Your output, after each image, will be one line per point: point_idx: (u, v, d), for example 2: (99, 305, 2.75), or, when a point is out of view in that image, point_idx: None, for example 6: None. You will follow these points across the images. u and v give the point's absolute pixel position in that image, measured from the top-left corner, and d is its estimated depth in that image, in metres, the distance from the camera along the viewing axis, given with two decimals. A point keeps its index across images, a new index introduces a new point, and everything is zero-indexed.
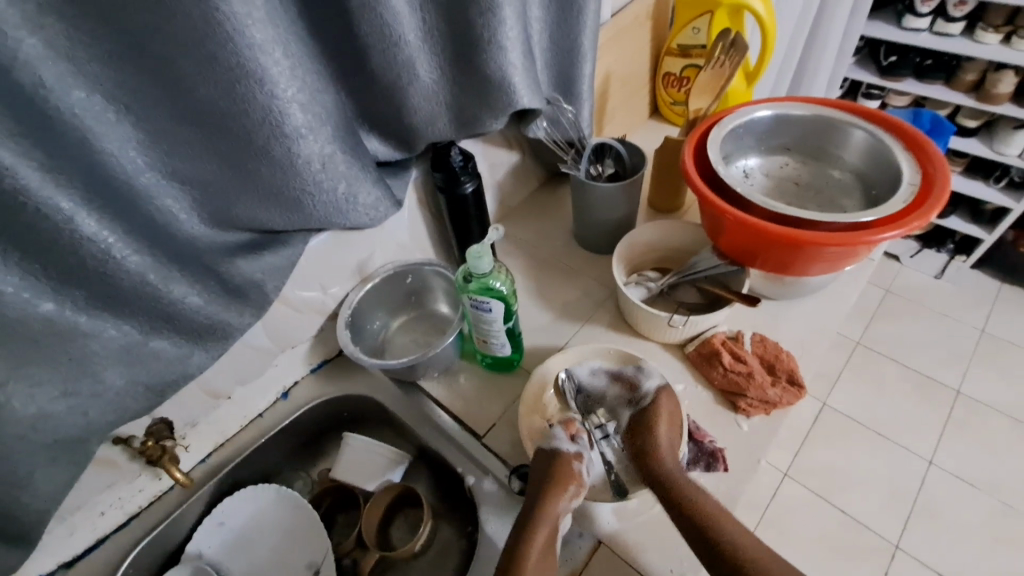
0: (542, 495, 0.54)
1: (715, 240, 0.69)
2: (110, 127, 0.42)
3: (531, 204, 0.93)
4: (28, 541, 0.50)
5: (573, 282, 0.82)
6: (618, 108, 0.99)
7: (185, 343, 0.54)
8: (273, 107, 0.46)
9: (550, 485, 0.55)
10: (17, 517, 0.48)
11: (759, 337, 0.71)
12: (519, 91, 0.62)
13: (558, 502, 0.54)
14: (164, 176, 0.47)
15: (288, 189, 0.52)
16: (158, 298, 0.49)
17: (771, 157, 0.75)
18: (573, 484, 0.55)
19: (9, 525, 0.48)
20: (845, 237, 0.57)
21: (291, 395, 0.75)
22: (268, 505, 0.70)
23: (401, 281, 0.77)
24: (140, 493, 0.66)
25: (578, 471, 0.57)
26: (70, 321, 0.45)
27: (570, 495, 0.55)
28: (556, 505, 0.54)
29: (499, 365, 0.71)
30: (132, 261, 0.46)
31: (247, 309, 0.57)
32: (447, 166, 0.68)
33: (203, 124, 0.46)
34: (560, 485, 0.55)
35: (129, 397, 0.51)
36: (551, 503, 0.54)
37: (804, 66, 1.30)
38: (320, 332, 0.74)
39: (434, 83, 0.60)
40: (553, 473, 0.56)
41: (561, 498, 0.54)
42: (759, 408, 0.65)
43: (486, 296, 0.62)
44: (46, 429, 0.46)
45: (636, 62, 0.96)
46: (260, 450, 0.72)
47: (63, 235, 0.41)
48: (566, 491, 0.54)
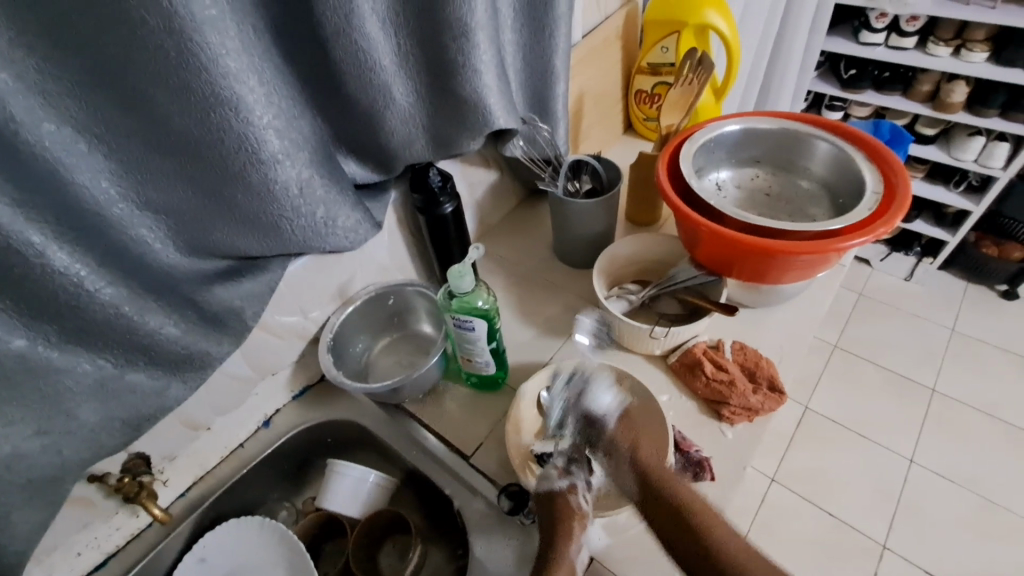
0: (554, 540, 0.54)
1: (691, 251, 0.71)
2: (81, 158, 0.42)
3: (510, 221, 0.94)
4: None
5: (555, 297, 0.83)
6: (593, 125, 1.01)
7: (162, 374, 0.52)
8: (249, 135, 0.46)
9: (562, 520, 0.55)
10: None
11: (739, 345, 0.72)
12: (495, 111, 0.63)
13: (572, 540, 0.55)
14: (138, 206, 0.47)
15: (266, 215, 0.52)
16: (134, 329, 0.48)
17: (741, 169, 0.77)
18: (582, 517, 0.56)
19: None
20: (812, 246, 0.59)
21: (272, 423, 0.74)
22: (250, 540, 0.67)
23: (383, 303, 0.77)
24: (117, 532, 0.63)
25: (578, 505, 0.56)
26: (42, 356, 0.43)
27: (579, 531, 0.55)
28: (571, 544, 0.54)
29: (484, 383, 0.71)
30: (107, 293, 0.45)
31: (225, 337, 0.56)
32: (426, 186, 0.69)
33: (180, 154, 0.45)
34: (567, 524, 0.55)
35: (106, 433, 0.49)
36: (565, 539, 0.54)
37: (769, 80, 1.35)
38: (301, 356, 0.73)
39: (411, 106, 0.61)
40: (558, 510, 0.56)
41: (576, 532, 0.55)
42: (742, 415, 0.66)
43: (469, 315, 0.62)
44: (22, 469, 0.44)
45: (608, 80, 0.99)
46: (242, 481, 0.70)
47: (33, 269, 0.40)
48: (573, 530, 0.55)
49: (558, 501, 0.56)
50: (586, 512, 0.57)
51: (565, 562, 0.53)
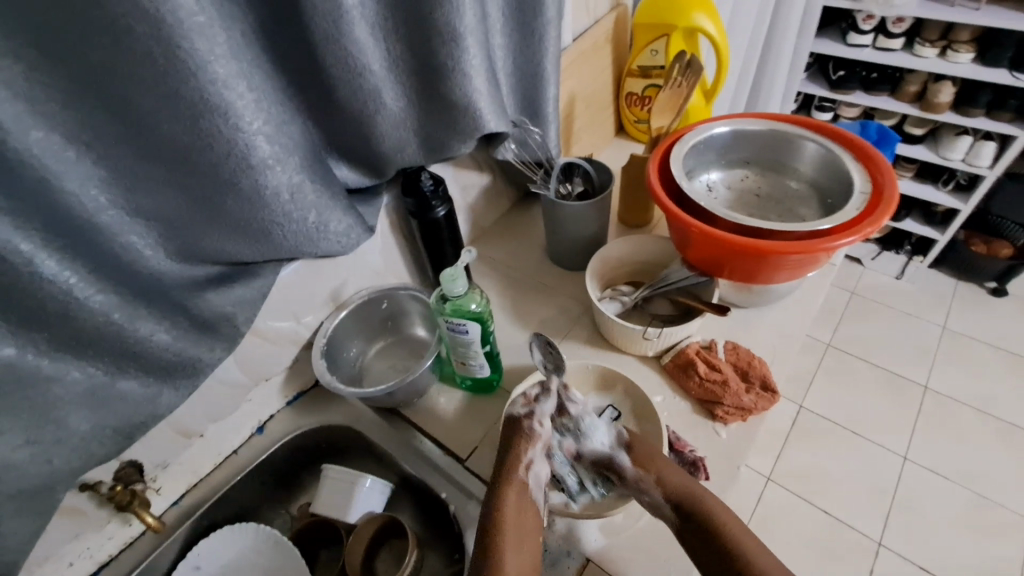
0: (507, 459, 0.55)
1: (683, 252, 0.71)
2: (69, 166, 0.42)
3: (504, 225, 0.94)
4: None
5: (549, 299, 0.83)
6: (585, 128, 1.01)
7: (154, 382, 0.52)
8: (239, 141, 0.46)
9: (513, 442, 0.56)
10: None
11: (732, 345, 0.72)
12: (486, 115, 0.63)
13: (521, 455, 0.56)
14: (128, 213, 0.47)
15: (257, 221, 0.52)
16: (125, 336, 0.48)
17: (731, 171, 0.78)
18: (533, 438, 0.57)
19: None
20: (801, 246, 0.59)
21: (266, 429, 0.73)
22: (246, 547, 0.67)
23: (377, 307, 0.77)
24: (108, 541, 0.62)
25: (530, 428, 0.57)
26: (31, 365, 0.43)
27: (528, 448, 0.56)
28: (520, 461, 0.55)
29: (478, 387, 0.71)
30: (97, 300, 0.45)
31: (218, 343, 0.56)
32: (418, 190, 0.70)
33: (170, 160, 0.45)
34: (518, 443, 0.56)
35: (97, 441, 0.49)
36: (515, 457, 0.55)
37: (759, 82, 1.36)
38: (295, 362, 0.73)
39: (401, 110, 0.61)
40: (514, 435, 0.57)
41: (523, 450, 0.56)
42: (735, 414, 0.66)
43: (462, 317, 0.62)
44: (10, 478, 0.44)
45: (599, 83, 1.00)
46: (236, 488, 0.69)
47: (21, 278, 0.40)
48: (524, 446, 0.56)
49: (516, 426, 0.58)
50: (539, 433, 0.58)
51: (516, 479, 0.54)
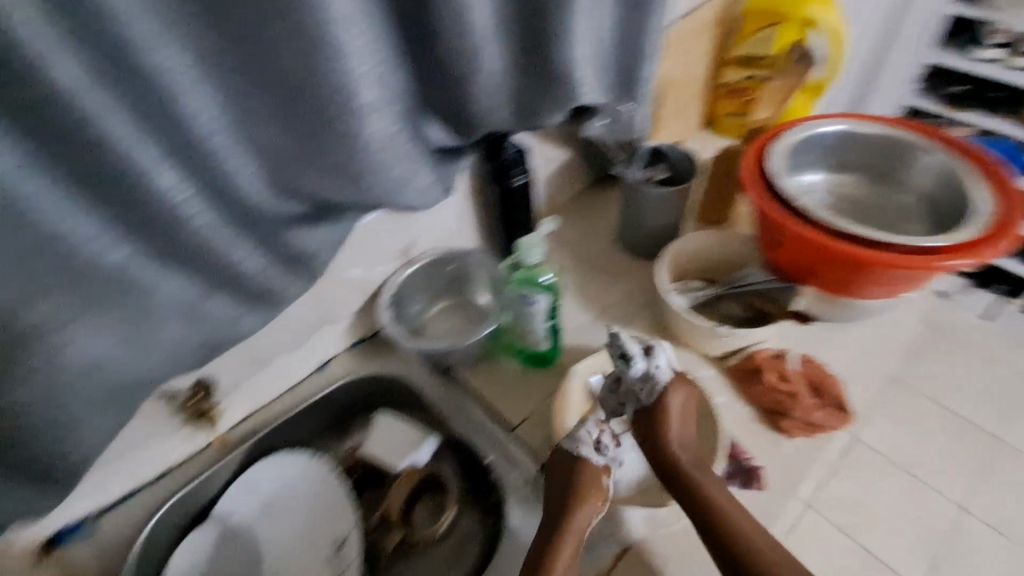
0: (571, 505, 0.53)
1: (769, 254, 0.67)
2: (192, 87, 0.43)
3: (577, 203, 0.93)
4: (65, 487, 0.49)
5: (615, 284, 0.82)
6: (675, 113, 0.97)
7: (239, 305, 0.54)
8: (348, 83, 0.47)
9: (580, 491, 0.54)
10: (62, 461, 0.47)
11: (805, 357, 0.69)
12: (585, 85, 0.61)
13: (582, 507, 0.53)
14: (235, 138, 0.48)
15: (350, 165, 0.53)
16: (221, 258, 0.50)
17: (831, 175, 0.73)
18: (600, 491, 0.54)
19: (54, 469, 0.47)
20: (908, 261, 0.55)
21: (327, 368, 0.76)
22: (296, 475, 0.69)
23: (444, 267, 0.77)
24: (179, 447, 0.67)
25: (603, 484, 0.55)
26: (136, 273, 0.45)
27: (595, 504, 0.54)
28: (582, 514, 0.53)
29: (535, 360, 0.71)
30: (201, 220, 0.47)
31: (298, 278, 0.58)
32: (501, 157, 0.71)
33: (281, 94, 0.47)
34: (586, 496, 0.54)
35: (183, 352, 0.51)
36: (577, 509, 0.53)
37: None
38: (361, 309, 0.75)
39: (502, 72, 0.60)
40: (583, 482, 0.54)
41: (587, 499, 0.53)
42: (801, 429, 0.63)
43: (532, 288, 0.63)
44: (107, 373, 0.46)
45: (698, 67, 0.95)
46: (294, 419, 0.72)
47: (140, 188, 0.42)
48: (592, 502, 0.54)
49: (584, 472, 0.55)
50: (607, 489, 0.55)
51: (573, 531, 0.53)
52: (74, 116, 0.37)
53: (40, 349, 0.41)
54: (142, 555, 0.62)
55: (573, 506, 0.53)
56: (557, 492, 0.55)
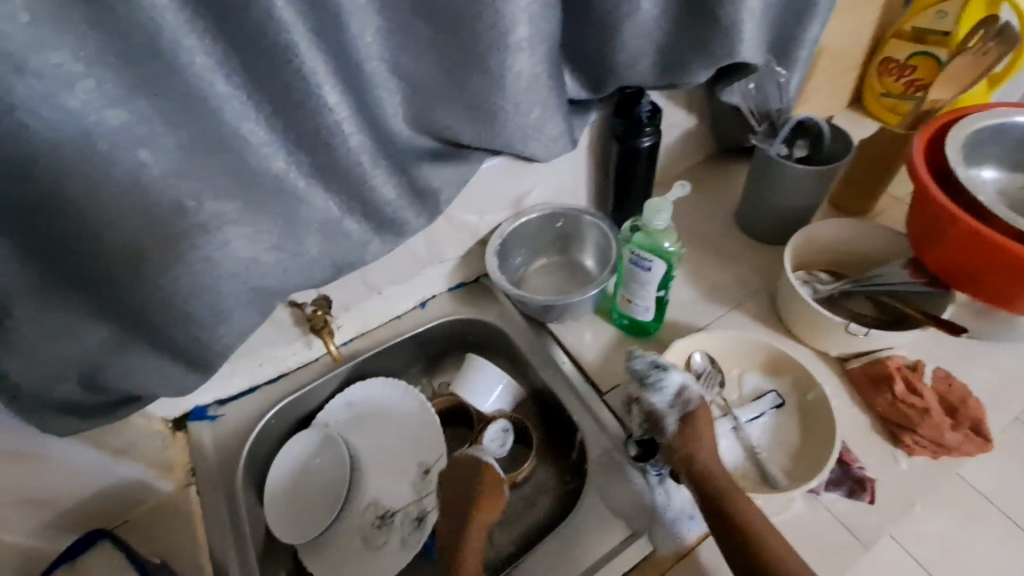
0: (472, 498, 0.60)
1: (919, 252, 0.60)
2: (362, 7, 0.44)
3: (694, 175, 0.87)
4: (202, 368, 0.52)
5: (726, 264, 0.77)
6: (822, 88, 0.88)
7: (369, 229, 0.56)
8: (506, 13, 0.47)
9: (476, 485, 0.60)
10: (201, 350, 0.50)
11: (945, 373, 0.61)
12: (746, 39, 0.56)
13: (489, 507, 0.59)
14: (388, 67, 0.49)
15: (489, 104, 0.53)
16: (363, 180, 0.51)
17: (1013, 173, 0.63)
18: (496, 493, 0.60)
19: (199, 352, 0.50)
20: None
21: (428, 306, 0.78)
22: (389, 402, 0.73)
23: (552, 224, 0.76)
24: (292, 355, 0.72)
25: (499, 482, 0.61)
26: (291, 183, 0.48)
27: (495, 499, 0.60)
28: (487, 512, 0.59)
29: (634, 329, 0.70)
30: (352, 140, 0.48)
31: (423, 211, 0.59)
32: (632, 114, 0.68)
33: (439, 23, 0.47)
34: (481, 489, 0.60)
35: (317, 267, 0.54)
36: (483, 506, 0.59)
37: None
38: (467, 254, 0.76)
39: (654, 19, 0.56)
40: (473, 472, 0.61)
41: (484, 496, 0.60)
42: (926, 448, 0.57)
43: (650, 253, 0.60)
44: (256, 272, 0.48)
45: (856, 39, 0.85)
46: (392, 349, 0.75)
47: (310, 99, 0.44)
48: (489, 497, 0.60)
49: (484, 472, 0.62)
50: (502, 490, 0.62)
51: (478, 527, 0.59)
52: (269, 20, 0.38)
53: (202, 243, 0.44)
54: (253, 447, 0.69)
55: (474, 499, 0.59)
56: (456, 484, 0.62)
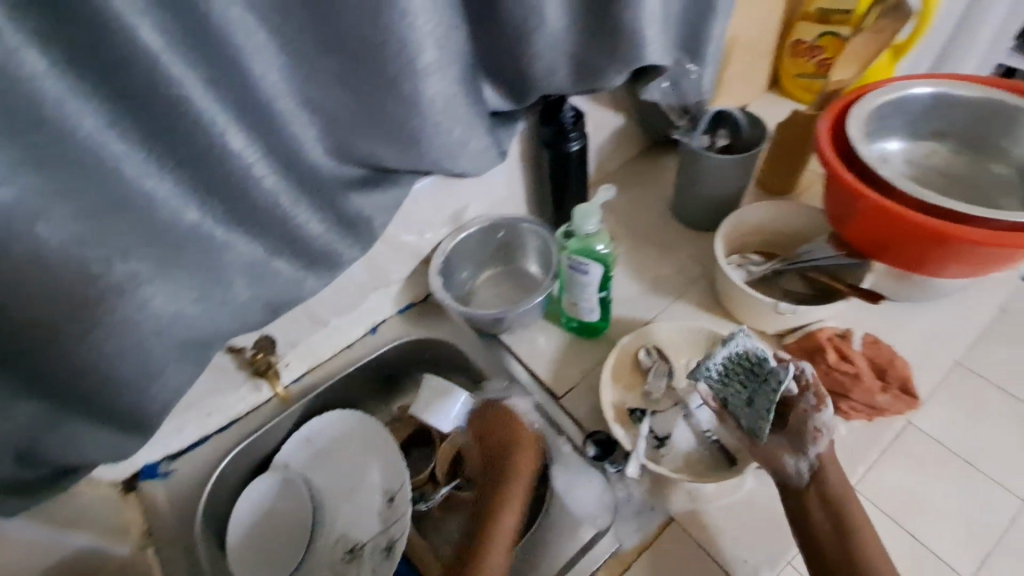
0: (513, 459, 0.64)
1: (838, 228, 0.63)
2: (260, 49, 0.43)
3: (628, 170, 0.90)
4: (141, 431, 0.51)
5: (666, 256, 0.79)
6: (737, 76, 0.91)
7: (301, 267, 0.56)
8: (410, 41, 0.46)
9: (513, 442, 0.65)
10: (135, 412, 0.49)
11: (872, 338, 0.65)
12: (650, 44, 0.58)
13: (514, 460, 0.64)
14: (300, 102, 0.49)
15: (409, 127, 0.52)
16: (285, 219, 0.51)
17: (915, 143, 0.67)
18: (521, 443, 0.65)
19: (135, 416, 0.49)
20: (1002, 238, 0.50)
21: (378, 330, 0.78)
22: (348, 433, 0.72)
23: (493, 235, 0.77)
24: (242, 400, 0.71)
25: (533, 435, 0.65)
26: (208, 233, 0.47)
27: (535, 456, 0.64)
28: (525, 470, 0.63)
29: (584, 330, 0.71)
30: (267, 182, 0.48)
31: (356, 242, 0.59)
32: (557, 120, 0.69)
33: (344, 55, 0.47)
34: (515, 446, 0.64)
35: (249, 311, 0.53)
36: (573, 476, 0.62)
37: (953, 45, 1.15)
38: (412, 274, 0.76)
39: (562, 30, 0.57)
40: (509, 430, 0.66)
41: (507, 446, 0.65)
42: (861, 411, 0.61)
43: (585, 257, 0.61)
44: (182, 327, 0.48)
45: (766, 26, 0.88)
46: (347, 378, 0.75)
47: (214, 147, 0.43)
48: (520, 452, 0.64)
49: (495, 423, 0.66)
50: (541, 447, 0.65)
51: (515, 482, 0.63)
52: (157, 76, 0.38)
53: (118, 305, 0.43)
54: (211, 497, 0.67)
55: (509, 449, 0.64)
56: (484, 429, 0.67)
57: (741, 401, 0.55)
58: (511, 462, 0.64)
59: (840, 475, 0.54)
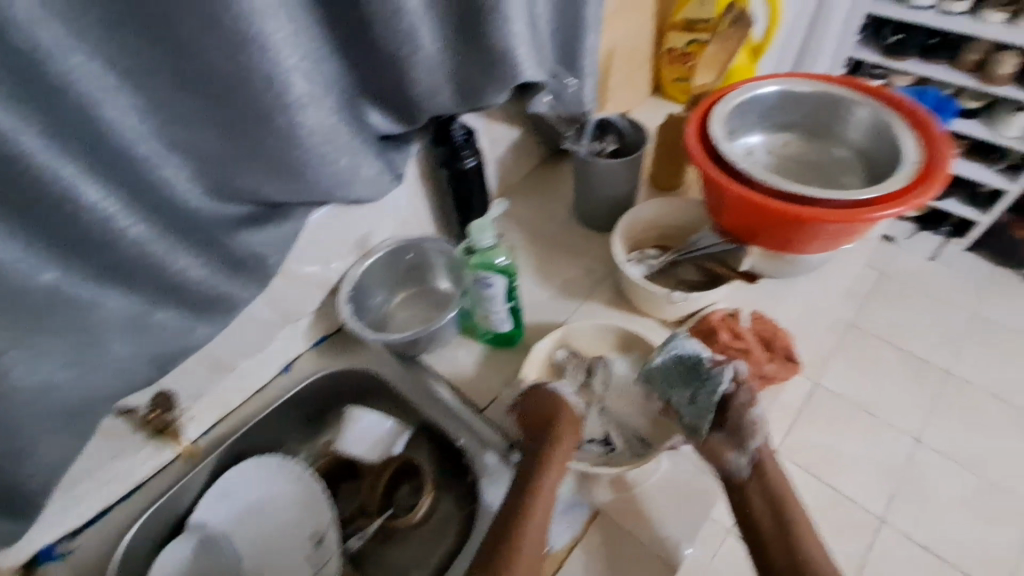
0: (552, 437, 0.61)
1: (716, 218, 0.69)
2: (110, 94, 0.41)
3: (530, 180, 0.93)
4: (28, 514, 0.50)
5: (572, 259, 0.83)
6: (621, 83, 0.97)
7: (187, 316, 0.54)
8: (277, 76, 0.45)
9: (550, 418, 0.63)
10: (16, 486, 0.47)
11: (757, 314, 0.71)
12: (524, 63, 0.60)
13: (564, 438, 0.62)
14: (164, 144, 0.46)
15: (290, 160, 0.51)
16: (161, 267, 0.49)
17: (773, 134, 0.74)
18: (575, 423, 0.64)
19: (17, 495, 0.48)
20: (842, 215, 0.57)
21: (292, 369, 0.75)
22: (270, 480, 0.70)
23: (402, 257, 0.77)
24: (144, 463, 0.66)
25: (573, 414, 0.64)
26: (72, 291, 0.44)
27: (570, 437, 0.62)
28: (559, 444, 0.61)
29: (499, 341, 0.73)
30: (134, 231, 0.46)
31: (249, 282, 0.57)
32: (449, 140, 0.70)
33: (206, 94, 0.45)
34: (560, 426, 0.62)
35: (134, 368, 0.51)
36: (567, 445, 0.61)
37: (808, 43, 1.28)
38: (321, 306, 0.74)
39: (438, 54, 0.59)
40: (552, 408, 0.63)
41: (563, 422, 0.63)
42: (755, 382, 0.67)
43: (488, 271, 0.63)
44: (56, 396, 0.46)
45: (640, 36, 0.95)
46: (263, 422, 0.72)
47: (64, 201, 0.41)
48: (569, 433, 0.62)
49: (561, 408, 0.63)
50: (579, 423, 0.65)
51: (556, 464, 0.60)
52: None
53: None
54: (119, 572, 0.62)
55: (555, 431, 0.62)
56: (540, 422, 0.63)
57: (685, 399, 0.63)
58: (552, 443, 0.61)
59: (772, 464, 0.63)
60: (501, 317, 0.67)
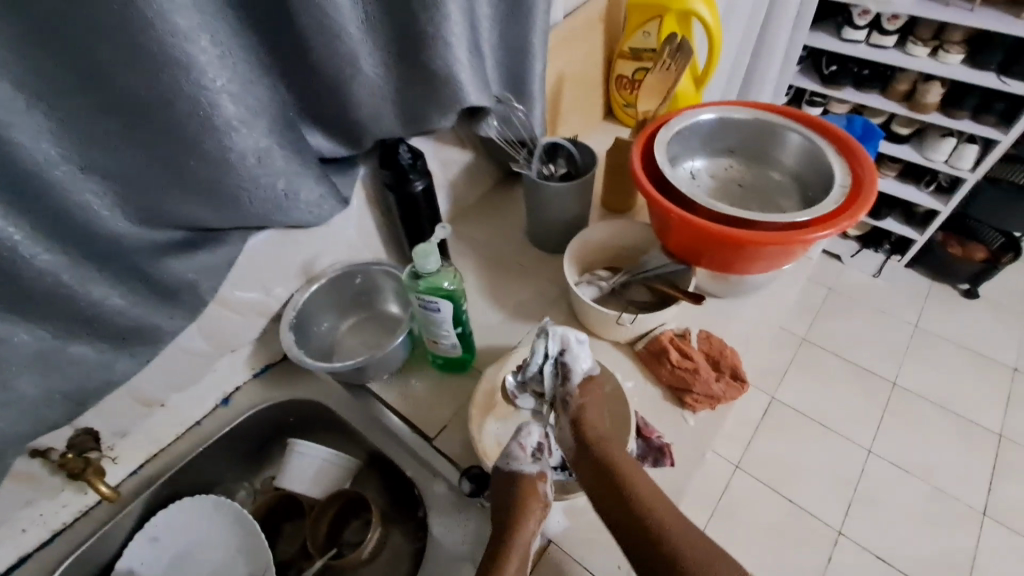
0: (511, 516, 0.53)
1: (663, 240, 0.70)
2: (19, 117, 0.38)
3: (484, 203, 0.93)
4: None
5: (525, 281, 0.83)
6: (573, 108, 0.99)
7: (108, 348, 0.51)
8: (203, 99, 0.44)
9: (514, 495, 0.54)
10: None
11: (705, 333, 0.73)
12: (467, 87, 0.61)
13: (527, 514, 0.54)
14: (82, 168, 0.43)
15: (222, 184, 0.50)
16: (76, 299, 0.46)
17: (714, 159, 0.77)
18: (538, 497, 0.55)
19: None
20: (778, 237, 0.59)
21: (231, 401, 0.72)
22: (206, 521, 0.66)
23: (350, 282, 0.75)
24: (64, 509, 0.61)
25: (540, 491, 0.56)
26: None
27: (535, 515, 0.54)
28: (524, 524, 0.53)
29: (452, 365, 0.71)
30: (43, 260, 0.43)
31: (178, 311, 0.55)
32: (396, 163, 0.67)
33: (126, 116, 0.43)
34: (522, 507, 0.54)
35: (45, 405, 0.48)
36: (522, 518, 0.53)
37: (751, 73, 1.35)
38: (263, 334, 0.71)
39: (381, 78, 0.58)
40: (517, 488, 0.55)
41: (528, 487, 0.55)
42: (705, 402, 0.67)
43: (435, 296, 0.61)
44: None
45: (590, 63, 0.97)
46: (199, 458, 0.68)
47: None
48: (532, 512, 0.54)
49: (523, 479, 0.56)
50: (546, 498, 0.56)
51: (519, 545, 0.53)
52: None
53: None
54: None
55: (514, 515, 0.53)
56: (500, 505, 0.55)
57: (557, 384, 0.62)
58: (517, 523, 0.53)
59: (603, 448, 0.57)
60: (449, 342, 0.66)
